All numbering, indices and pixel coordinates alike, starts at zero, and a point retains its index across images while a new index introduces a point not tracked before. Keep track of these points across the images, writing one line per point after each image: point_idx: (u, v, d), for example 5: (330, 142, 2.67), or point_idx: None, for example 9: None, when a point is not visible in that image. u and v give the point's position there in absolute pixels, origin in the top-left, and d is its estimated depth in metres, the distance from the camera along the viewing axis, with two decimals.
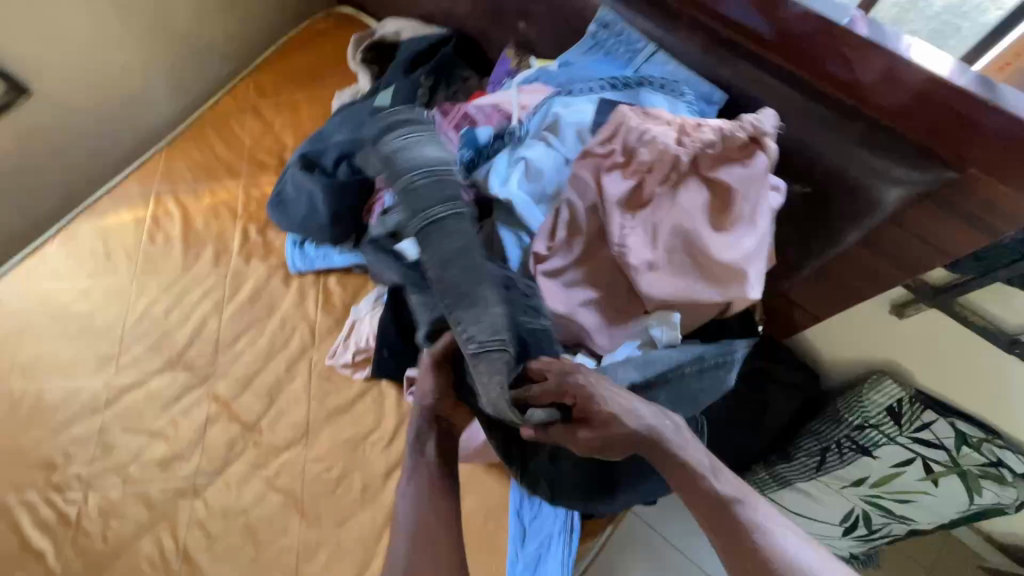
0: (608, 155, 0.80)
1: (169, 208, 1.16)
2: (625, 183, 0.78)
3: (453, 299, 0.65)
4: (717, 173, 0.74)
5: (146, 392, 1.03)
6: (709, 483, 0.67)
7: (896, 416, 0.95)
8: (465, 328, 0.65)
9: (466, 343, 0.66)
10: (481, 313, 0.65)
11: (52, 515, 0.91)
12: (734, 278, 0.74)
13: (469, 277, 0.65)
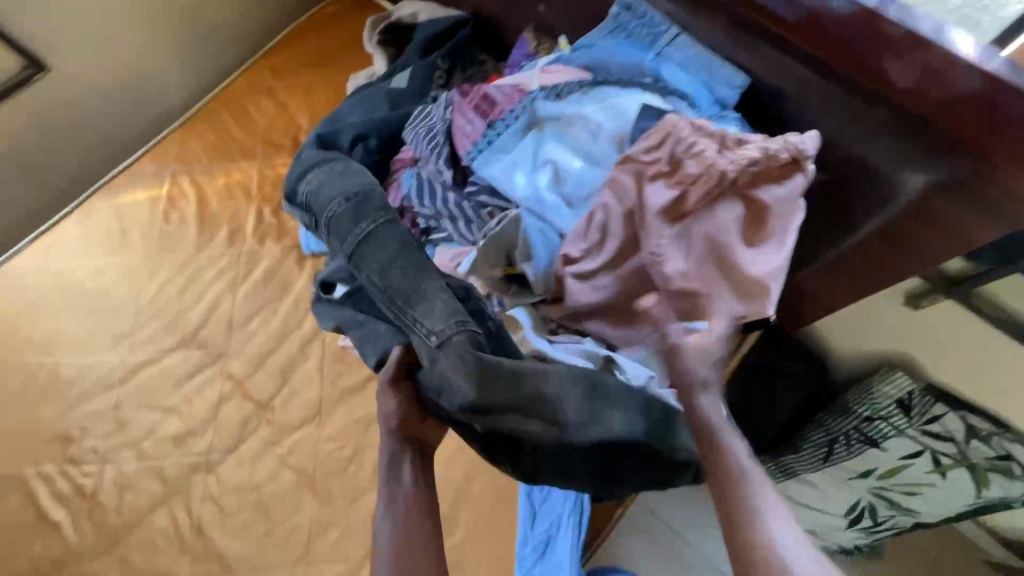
0: (651, 163, 0.68)
1: (183, 187, 1.15)
2: (668, 194, 0.65)
3: (405, 305, 0.68)
4: (760, 198, 0.62)
5: (159, 369, 1.00)
6: (734, 461, 0.59)
7: (907, 408, 1.01)
8: (426, 331, 0.66)
9: (428, 339, 0.66)
10: (428, 312, 0.66)
11: (68, 488, 0.93)
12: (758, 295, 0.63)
13: (412, 279, 0.69)
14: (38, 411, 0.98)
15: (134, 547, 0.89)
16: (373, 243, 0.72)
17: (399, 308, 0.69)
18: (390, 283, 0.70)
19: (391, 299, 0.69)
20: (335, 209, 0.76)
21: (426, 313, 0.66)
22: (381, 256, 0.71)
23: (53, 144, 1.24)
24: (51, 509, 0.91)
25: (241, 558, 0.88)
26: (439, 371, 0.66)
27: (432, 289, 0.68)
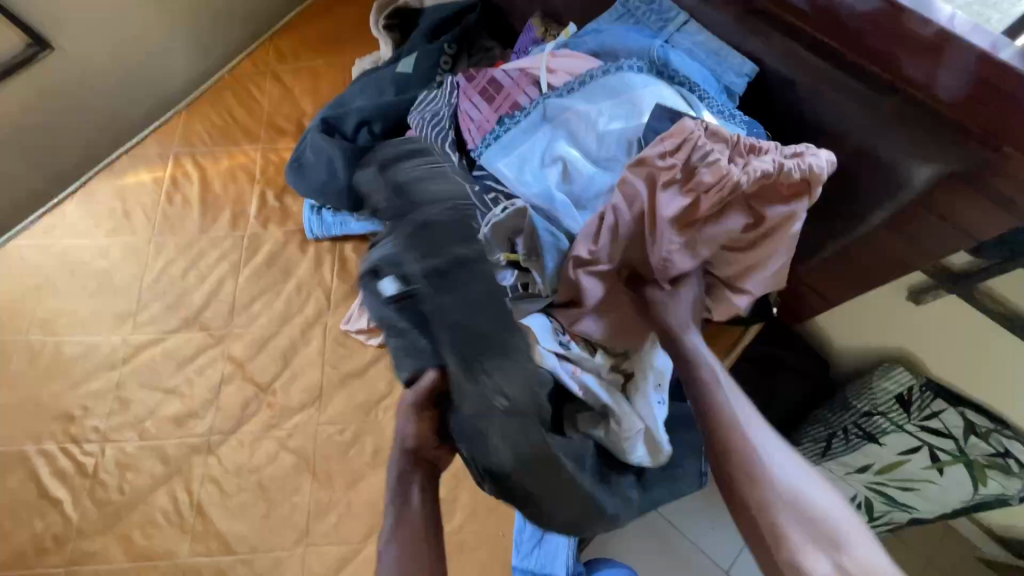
0: (666, 169, 0.62)
1: (187, 169, 1.15)
2: (681, 204, 0.62)
3: (474, 355, 0.70)
4: (773, 220, 0.62)
5: (161, 350, 1.01)
6: (763, 472, 0.56)
7: (905, 404, 1.02)
8: (495, 388, 0.69)
9: (496, 400, 0.69)
10: (508, 371, 0.69)
11: (69, 465, 0.93)
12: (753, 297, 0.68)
13: (491, 328, 0.70)
14: (40, 389, 0.98)
15: (135, 526, 0.90)
16: (469, 276, 0.72)
17: (471, 355, 0.70)
18: (469, 322, 0.70)
19: (466, 342, 0.70)
20: (436, 215, 0.77)
21: (503, 375, 0.69)
22: (473, 292, 0.71)
23: (56, 124, 1.24)
24: (52, 486, 0.92)
25: (240, 539, 0.89)
26: (488, 425, 0.70)
27: (514, 349, 0.69)
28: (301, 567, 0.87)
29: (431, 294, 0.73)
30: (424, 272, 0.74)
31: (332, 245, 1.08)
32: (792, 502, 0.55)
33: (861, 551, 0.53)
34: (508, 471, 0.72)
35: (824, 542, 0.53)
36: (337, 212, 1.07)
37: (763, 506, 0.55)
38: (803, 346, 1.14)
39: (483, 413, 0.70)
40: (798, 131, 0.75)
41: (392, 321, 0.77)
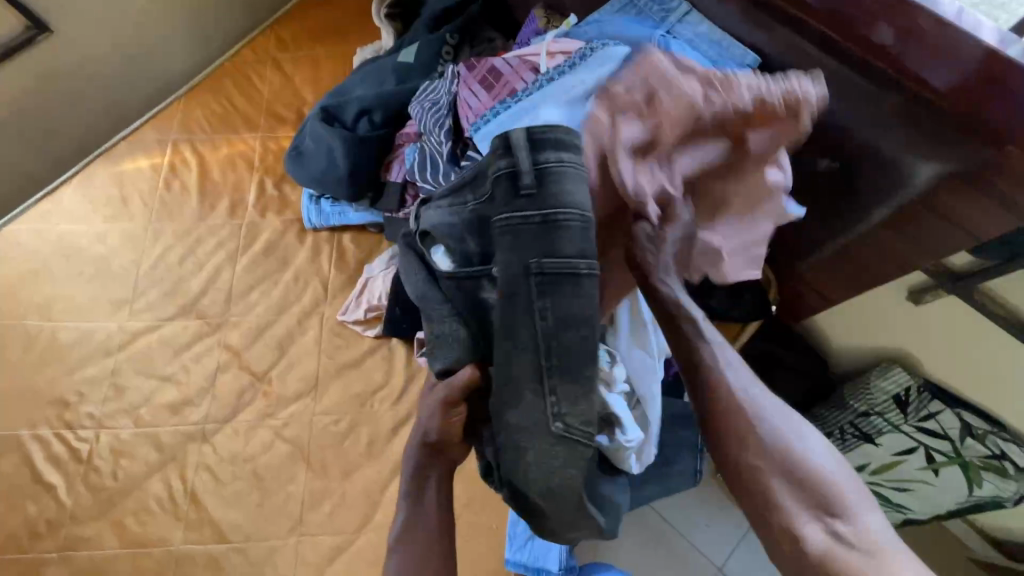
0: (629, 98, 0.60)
1: (186, 156, 1.14)
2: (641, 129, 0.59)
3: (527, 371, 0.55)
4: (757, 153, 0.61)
5: (158, 337, 1.00)
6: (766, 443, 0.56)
7: (903, 405, 1.01)
8: (549, 405, 0.56)
9: (551, 421, 0.56)
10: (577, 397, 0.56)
11: (64, 451, 0.93)
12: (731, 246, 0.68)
13: (571, 353, 0.54)
14: (36, 375, 0.98)
15: (129, 513, 0.90)
16: (571, 291, 0.53)
17: (539, 373, 0.55)
18: (546, 338, 0.54)
19: (541, 359, 0.55)
20: (551, 170, 0.52)
21: (572, 398, 0.56)
22: (570, 310, 0.53)
23: (54, 108, 1.23)
24: (46, 472, 0.92)
25: (235, 527, 0.89)
26: (528, 444, 0.58)
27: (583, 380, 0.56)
28: (295, 556, 0.87)
29: (512, 288, 0.54)
30: (509, 260, 0.54)
31: (330, 235, 1.08)
32: (788, 472, 0.55)
33: (858, 514, 0.53)
34: (531, 492, 0.61)
35: (820, 508, 0.54)
36: (337, 202, 1.07)
37: (758, 474, 0.55)
38: (799, 344, 1.14)
39: (524, 430, 0.58)
40: None
41: (441, 298, 0.64)
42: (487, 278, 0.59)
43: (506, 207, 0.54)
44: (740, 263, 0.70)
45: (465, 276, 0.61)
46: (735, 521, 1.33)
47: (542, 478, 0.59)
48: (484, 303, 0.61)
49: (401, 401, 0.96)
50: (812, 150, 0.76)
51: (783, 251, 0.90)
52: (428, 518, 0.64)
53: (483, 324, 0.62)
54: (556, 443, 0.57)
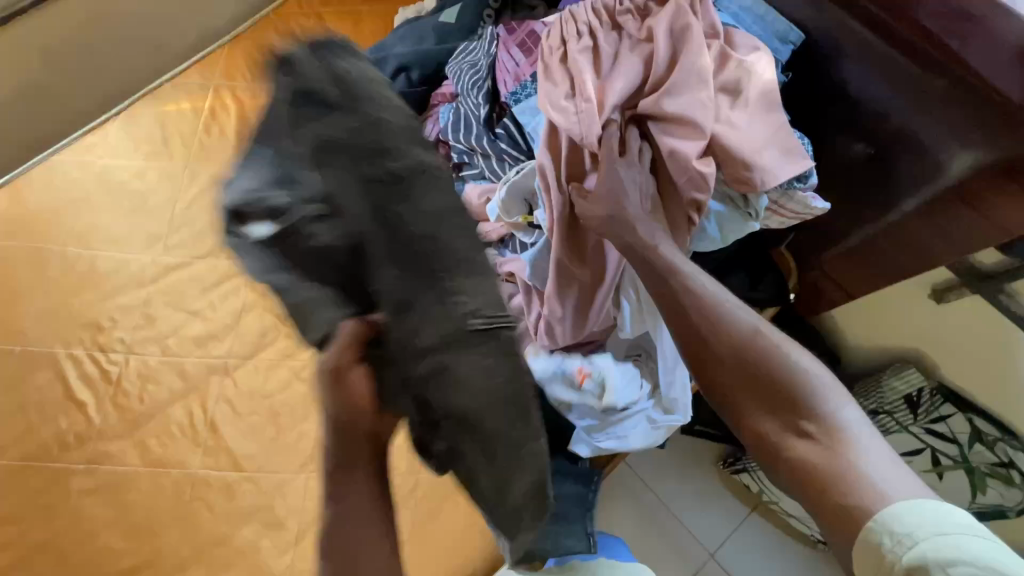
0: (551, 54, 0.71)
1: (226, 102, 1.17)
2: (573, 63, 0.68)
3: (399, 259, 0.59)
4: (682, 33, 0.66)
5: (188, 273, 1.04)
6: (741, 343, 0.60)
7: (913, 405, 1.03)
8: (446, 299, 0.60)
9: (469, 319, 0.61)
10: (460, 256, 0.61)
11: (95, 372, 0.98)
12: (749, 141, 0.64)
13: (452, 228, 0.61)
14: (73, 297, 1.02)
15: (151, 434, 0.95)
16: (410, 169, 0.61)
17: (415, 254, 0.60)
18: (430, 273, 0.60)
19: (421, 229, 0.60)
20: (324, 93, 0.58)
21: (468, 284, 0.61)
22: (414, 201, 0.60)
23: (103, 46, 1.27)
24: (77, 389, 0.97)
25: (251, 457, 0.93)
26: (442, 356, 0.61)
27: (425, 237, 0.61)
28: (304, 490, 0.91)
29: (335, 248, 0.59)
30: (339, 160, 0.58)
31: None
32: (756, 382, 0.58)
33: (833, 415, 0.55)
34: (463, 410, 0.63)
35: (789, 410, 0.57)
36: None
37: (732, 377, 0.60)
38: (831, 349, 1.15)
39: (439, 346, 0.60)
40: (838, 107, 0.74)
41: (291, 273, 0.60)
42: (317, 242, 0.58)
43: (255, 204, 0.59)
44: (772, 161, 0.64)
45: (304, 259, 0.59)
46: (730, 509, 1.34)
47: (475, 386, 0.62)
48: (347, 259, 0.59)
49: None
50: (847, 133, 0.75)
51: (811, 236, 0.90)
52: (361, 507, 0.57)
53: (349, 262, 0.59)
54: (481, 334, 0.62)
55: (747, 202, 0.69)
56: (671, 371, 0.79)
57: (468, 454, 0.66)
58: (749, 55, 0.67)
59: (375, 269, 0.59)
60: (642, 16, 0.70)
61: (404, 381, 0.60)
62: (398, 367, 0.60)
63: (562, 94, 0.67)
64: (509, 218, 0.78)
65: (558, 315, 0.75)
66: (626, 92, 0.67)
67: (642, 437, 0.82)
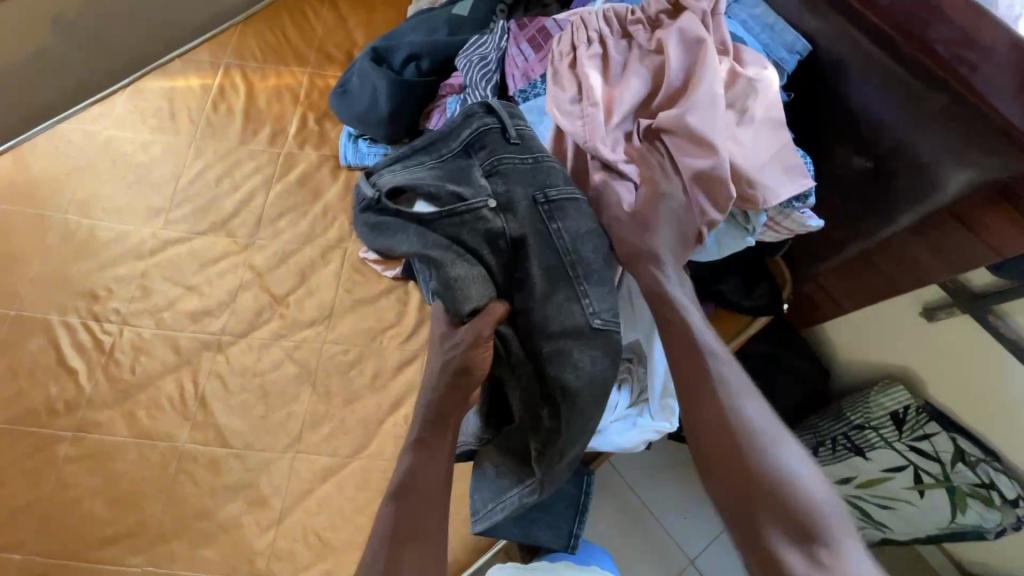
0: (559, 61, 0.67)
1: (235, 81, 1.17)
2: (582, 71, 0.64)
3: (548, 263, 0.65)
4: (697, 47, 0.62)
5: (188, 249, 1.05)
6: (762, 457, 0.58)
7: (899, 423, 1.04)
8: (581, 300, 0.65)
9: (590, 318, 0.65)
10: (601, 271, 0.66)
11: (88, 340, 0.98)
12: (753, 164, 0.63)
13: (599, 250, 0.66)
14: (70, 265, 1.03)
15: (141, 406, 0.95)
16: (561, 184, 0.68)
17: (560, 258, 0.65)
18: (562, 271, 0.65)
19: (564, 234, 0.65)
20: (494, 123, 0.68)
21: (599, 293, 0.66)
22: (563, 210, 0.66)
23: (117, 19, 1.27)
24: (70, 356, 0.97)
25: (239, 434, 0.94)
26: (566, 346, 0.66)
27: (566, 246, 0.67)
28: (289, 471, 0.92)
29: (500, 239, 0.66)
30: (518, 167, 0.66)
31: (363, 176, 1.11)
32: (773, 502, 0.56)
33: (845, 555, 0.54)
34: (574, 398, 0.66)
35: (802, 537, 0.55)
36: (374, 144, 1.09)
37: (748, 487, 0.58)
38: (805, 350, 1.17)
39: (566, 334, 0.66)
40: (839, 121, 0.75)
41: (441, 242, 0.66)
42: (491, 231, 0.66)
43: (440, 185, 0.67)
44: (777, 183, 0.64)
45: (473, 240, 0.67)
46: (712, 516, 1.35)
47: (586, 377, 0.65)
48: (508, 254, 0.67)
49: (410, 341, 1.00)
50: (847, 147, 0.76)
51: (806, 247, 0.91)
52: (436, 469, 0.67)
53: (509, 257, 0.67)
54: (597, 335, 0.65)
55: (747, 219, 0.68)
56: (662, 375, 0.81)
57: (558, 428, 0.69)
58: (760, 75, 0.64)
59: (524, 264, 0.67)
60: (653, 28, 0.66)
61: (530, 350, 0.69)
62: (529, 339, 0.69)
63: (572, 106, 0.64)
64: None
65: None
66: (634, 104, 0.64)
67: (635, 439, 0.84)
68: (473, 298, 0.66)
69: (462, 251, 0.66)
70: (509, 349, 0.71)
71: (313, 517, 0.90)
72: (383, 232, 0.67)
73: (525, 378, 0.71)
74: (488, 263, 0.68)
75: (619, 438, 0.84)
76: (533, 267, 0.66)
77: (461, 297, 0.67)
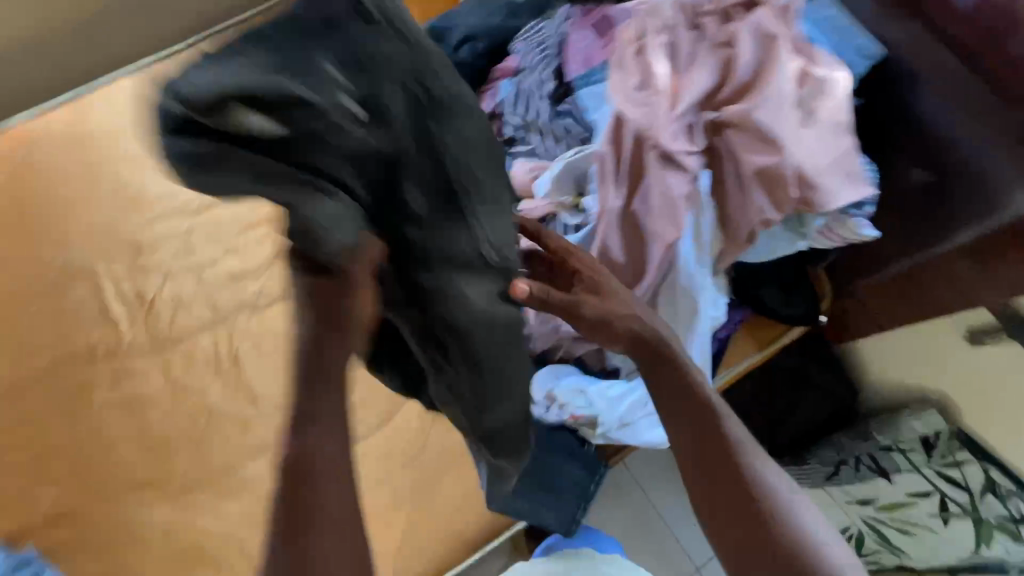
0: (623, 47, 0.66)
1: None
2: (648, 60, 0.64)
3: (431, 185, 0.54)
4: (770, 44, 0.61)
5: (232, 211, 1.07)
6: (771, 516, 0.58)
7: (929, 447, 1.03)
8: (473, 230, 0.56)
9: (483, 250, 0.57)
10: (495, 198, 0.57)
11: (131, 291, 1.01)
12: (816, 166, 0.62)
13: (492, 173, 0.56)
14: (119, 217, 1.05)
15: (177, 359, 0.97)
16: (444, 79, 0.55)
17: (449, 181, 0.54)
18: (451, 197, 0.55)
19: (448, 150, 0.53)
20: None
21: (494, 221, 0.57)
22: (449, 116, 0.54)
23: None
24: (113, 305, 1.00)
25: (268, 395, 0.96)
26: (456, 284, 0.57)
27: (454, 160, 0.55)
28: None
29: (367, 159, 0.52)
30: (395, 62, 0.51)
31: None
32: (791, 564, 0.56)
33: None
34: (469, 343, 0.59)
35: None
36: None
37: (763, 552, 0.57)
38: (829, 361, 1.15)
39: (456, 268, 0.57)
40: (902, 133, 0.73)
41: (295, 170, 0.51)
42: (358, 148, 0.52)
43: (274, 77, 0.49)
44: (838, 187, 0.63)
45: (331, 161, 0.52)
46: None
47: (480, 319, 0.59)
48: (381, 177, 0.54)
49: None
50: (908, 159, 0.74)
51: (847, 260, 0.89)
52: (333, 458, 0.52)
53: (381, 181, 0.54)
54: (490, 272, 0.58)
55: (801, 221, 0.68)
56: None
57: (453, 373, 0.62)
58: (830, 75, 0.62)
59: (400, 187, 0.54)
60: (724, 21, 0.65)
61: (411, 292, 0.58)
62: (403, 277, 0.57)
63: (636, 96, 0.63)
64: (559, 196, 0.78)
65: None
66: (699, 97, 0.63)
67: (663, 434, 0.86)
68: (342, 236, 0.51)
69: (316, 171, 0.52)
70: (383, 292, 0.58)
71: None
72: (219, 158, 0.51)
73: (412, 323, 0.60)
74: (356, 186, 0.53)
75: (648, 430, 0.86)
76: (414, 192, 0.54)
77: (323, 227, 0.50)
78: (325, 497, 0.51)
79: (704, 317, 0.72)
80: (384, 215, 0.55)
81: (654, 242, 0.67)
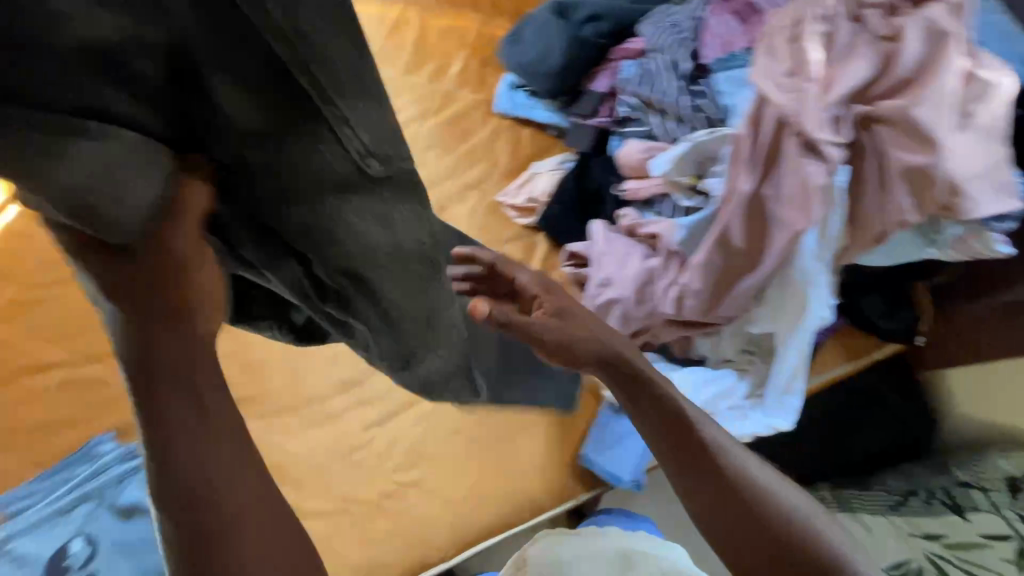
0: (777, 35, 0.67)
1: (410, 15, 1.23)
2: (803, 46, 0.64)
3: (252, 67, 0.30)
4: (938, 42, 0.61)
5: None
6: (763, 506, 0.55)
7: (1014, 490, 0.99)
8: (339, 135, 0.34)
9: (363, 162, 0.35)
10: (360, 75, 0.32)
11: None
12: (967, 172, 0.60)
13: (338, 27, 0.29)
14: None
15: None
16: None
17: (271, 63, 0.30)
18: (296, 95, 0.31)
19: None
20: None
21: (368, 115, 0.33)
22: None
23: None
24: None
25: None
26: (332, 214, 0.38)
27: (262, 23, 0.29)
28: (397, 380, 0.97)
29: (168, 48, 0.28)
30: None
31: (512, 125, 1.14)
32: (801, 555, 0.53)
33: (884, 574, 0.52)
34: (378, 287, 0.44)
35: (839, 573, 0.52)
36: (531, 96, 1.13)
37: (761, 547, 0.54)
38: (903, 387, 1.13)
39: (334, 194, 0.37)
40: None
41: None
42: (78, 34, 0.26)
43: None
44: (986, 197, 0.61)
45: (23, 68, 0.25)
46: None
47: (370, 254, 0.41)
48: (165, 72, 0.29)
49: None
50: None
51: (960, 281, 0.87)
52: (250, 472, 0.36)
53: (183, 86, 0.30)
54: (373, 189, 0.38)
55: (936, 227, 0.66)
56: (789, 371, 0.80)
57: (359, 327, 0.49)
58: (995, 81, 0.61)
59: (203, 82, 0.30)
60: (889, 15, 0.64)
61: (267, 233, 0.39)
62: (248, 212, 0.37)
63: (786, 80, 0.64)
64: (677, 176, 0.79)
65: (694, 288, 0.77)
66: (853, 88, 0.62)
67: (748, 430, 0.84)
68: (139, 195, 0.29)
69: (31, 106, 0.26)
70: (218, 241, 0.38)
71: (413, 429, 0.94)
72: None
73: (289, 276, 0.42)
74: (129, 99, 0.29)
75: (730, 425, 0.84)
76: (226, 87, 0.30)
77: (89, 198, 0.28)
78: (220, 482, 0.35)
79: (813, 312, 0.73)
80: (193, 133, 0.32)
81: (778, 231, 0.68)
